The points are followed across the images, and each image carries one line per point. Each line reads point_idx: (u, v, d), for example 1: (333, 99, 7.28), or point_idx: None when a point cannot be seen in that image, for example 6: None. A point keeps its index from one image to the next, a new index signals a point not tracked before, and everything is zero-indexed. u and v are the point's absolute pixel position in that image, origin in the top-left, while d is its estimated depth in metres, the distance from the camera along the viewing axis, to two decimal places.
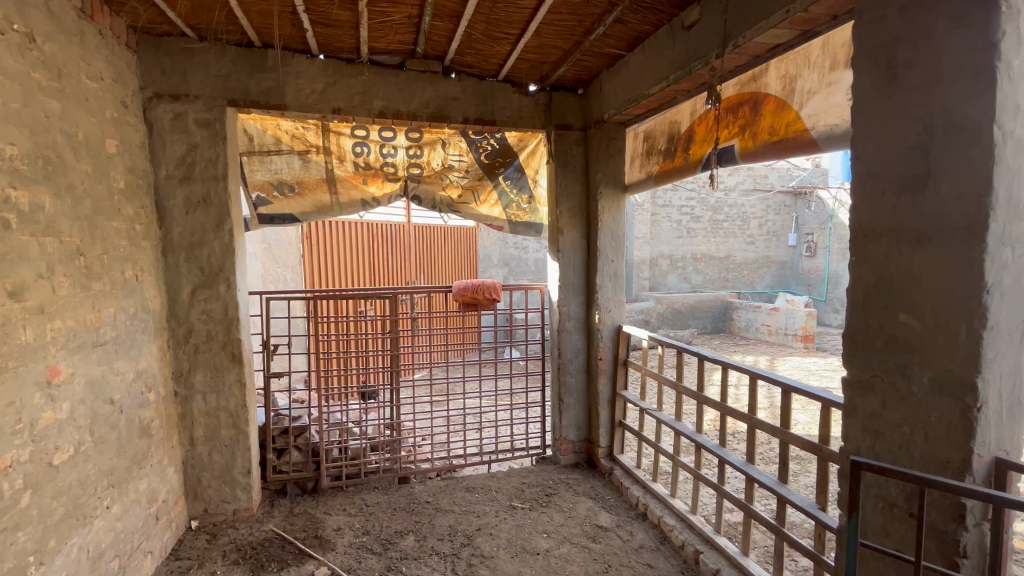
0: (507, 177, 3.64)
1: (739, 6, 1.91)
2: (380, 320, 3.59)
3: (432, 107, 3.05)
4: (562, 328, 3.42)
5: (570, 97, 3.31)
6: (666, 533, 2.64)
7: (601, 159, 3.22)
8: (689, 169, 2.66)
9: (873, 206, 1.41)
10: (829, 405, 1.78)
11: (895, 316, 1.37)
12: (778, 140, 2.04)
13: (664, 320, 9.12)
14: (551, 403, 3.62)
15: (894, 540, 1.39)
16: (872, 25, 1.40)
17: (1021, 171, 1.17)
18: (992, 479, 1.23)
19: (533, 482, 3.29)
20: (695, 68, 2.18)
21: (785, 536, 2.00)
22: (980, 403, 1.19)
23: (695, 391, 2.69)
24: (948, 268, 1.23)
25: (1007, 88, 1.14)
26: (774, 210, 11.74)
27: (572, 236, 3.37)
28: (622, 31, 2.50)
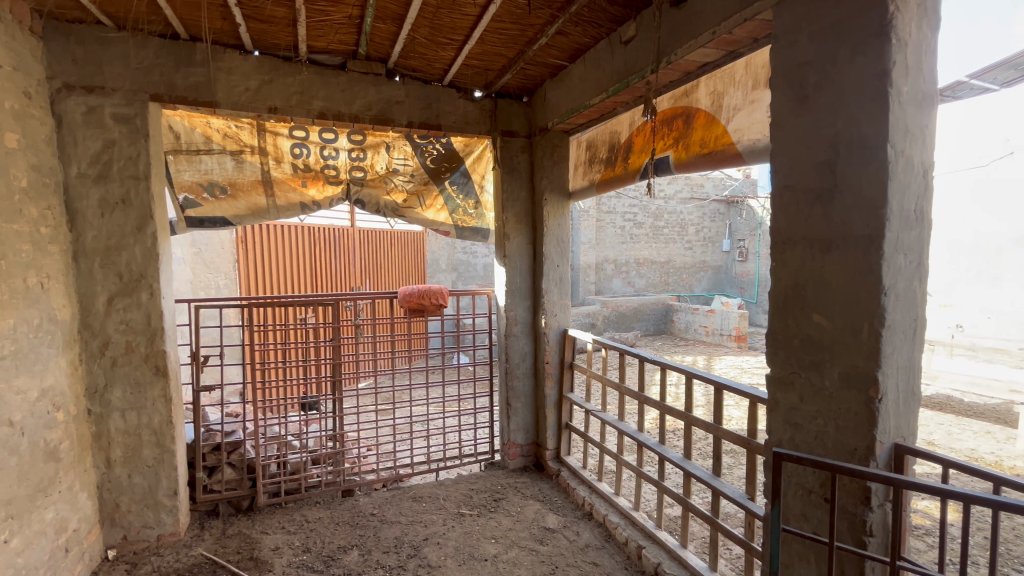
0: (453, 182, 3.63)
1: (671, 25, 2.02)
2: (322, 327, 3.46)
3: (375, 110, 2.99)
4: (510, 333, 3.44)
5: (515, 104, 3.36)
6: (611, 530, 2.71)
7: (546, 167, 3.28)
8: (628, 177, 2.76)
9: (791, 216, 1.53)
10: (755, 400, 1.91)
11: (810, 316, 1.48)
12: (708, 153, 2.17)
13: (610, 323, 9.37)
14: (499, 407, 3.63)
15: (812, 524, 1.51)
16: (786, 49, 1.52)
17: (911, 185, 1.31)
18: (892, 463, 1.36)
19: (481, 487, 3.29)
20: (632, 82, 2.27)
21: (719, 526, 2.11)
22: (881, 395, 1.31)
23: (636, 391, 2.79)
24: (853, 272, 1.35)
25: (899, 112, 1.27)
26: (709, 217, 12.41)
27: (518, 241, 3.40)
28: (564, 42, 2.57)
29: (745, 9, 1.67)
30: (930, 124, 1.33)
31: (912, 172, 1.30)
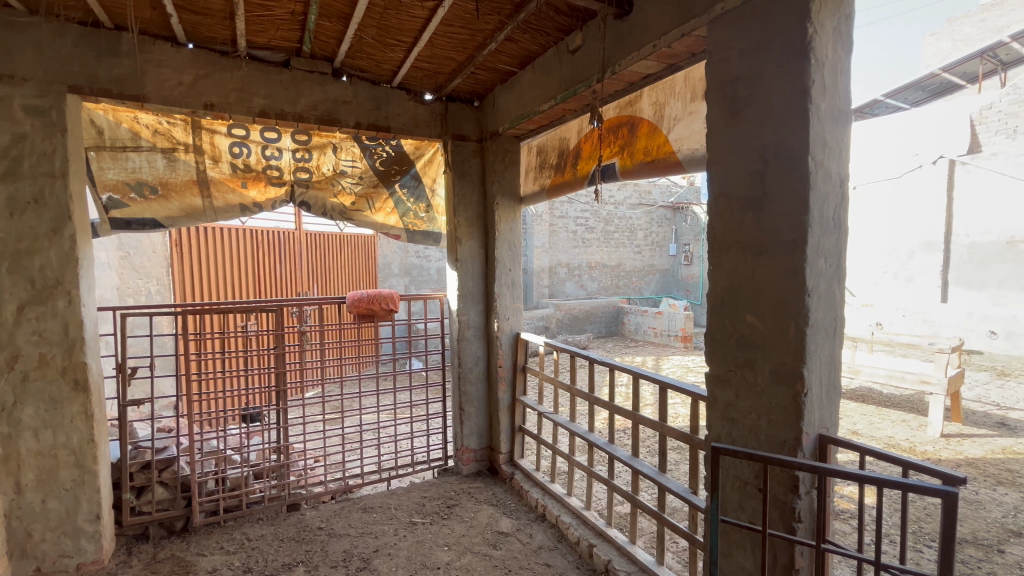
0: (403, 185, 3.58)
1: (615, 37, 2.09)
2: (265, 335, 3.31)
3: (321, 110, 2.91)
4: (462, 337, 3.42)
5: (466, 109, 3.36)
6: (563, 530, 2.75)
7: (497, 171, 3.29)
8: (577, 183, 2.82)
9: (725, 222, 1.62)
10: (697, 398, 1.99)
11: (744, 317, 1.57)
12: (652, 160, 2.25)
13: (563, 326, 9.52)
14: (452, 413, 3.59)
15: (748, 513, 1.59)
16: (719, 64, 1.61)
17: (830, 194, 1.42)
18: (817, 452, 1.46)
19: (434, 495, 3.24)
20: (579, 90, 2.33)
21: (665, 521, 2.18)
22: (807, 389, 1.41)
23: (586, 392, 2.84)
24: (781, 274, 1.45)
25: (818, 126, 1.37)
26: (657, 222, 12.91)
27: (470, 245, 3.40)
28: (513, 49, 2.60)
29: (682, 25, 1.75)
30: (846, 139, 1.45)
31: (830, 182, 1.41)
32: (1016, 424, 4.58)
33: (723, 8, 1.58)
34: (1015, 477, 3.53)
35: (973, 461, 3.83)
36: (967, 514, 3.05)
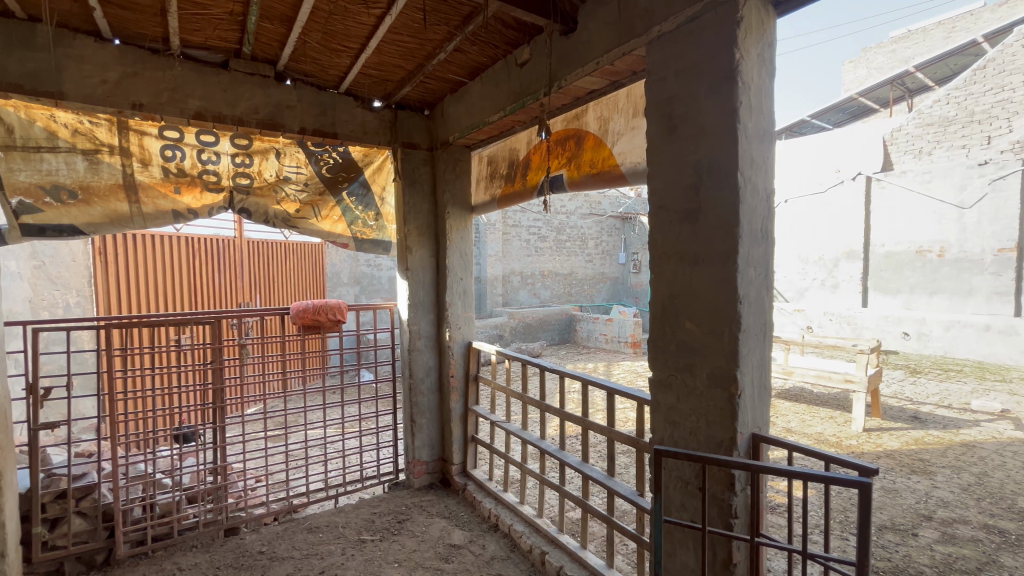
0: (351, 193, 3.49)
1: (560, 53, 2.15)
2: (200, 348, 3.11)
3: (263, 113, 2.80)
4: (413, 347, 3.37)
5: (416, 117, 3.35)
6: (516, 539, 2.74)
7: (448, 180, 3.29)
8: (526, 193, 2.86)
9: (664, 233, 1.70)
10: (642, 402, 2.05)
11: (683, 324, 1.64)
12: (598, 173, 2.33)
13: (517, 334, 9.57)
14: (403, 425, 3.52)
15: (689, 512, 1.65)
16: (657, 84, 1.70)
17: (758, 207, 1.52)
18: (750, 451, 1.55)
19: (384, 510, 3.15)
20: (527, 103, 2.38)
21: (615, 524, 2.22)
22: (740, 391, 1.49)
23: (537, 399, 2.85)
24: (715, 282, 1.53)
25: (745, 145, 1.47)
26: (607, 231, 13.29)
27: (421, 254, 3.36)
28: (462, 60, 2.62)
29: (622, 45, 1.83)
30: (771, 157, 1.56)
31: (757, 197, 1.51)
32: (926, 417, 5.04)
33: (660, 31, 1.67)
34: (926, 466, 3.88)
35: (890, 452, 4.17)
36: (885, 502, 3.31)
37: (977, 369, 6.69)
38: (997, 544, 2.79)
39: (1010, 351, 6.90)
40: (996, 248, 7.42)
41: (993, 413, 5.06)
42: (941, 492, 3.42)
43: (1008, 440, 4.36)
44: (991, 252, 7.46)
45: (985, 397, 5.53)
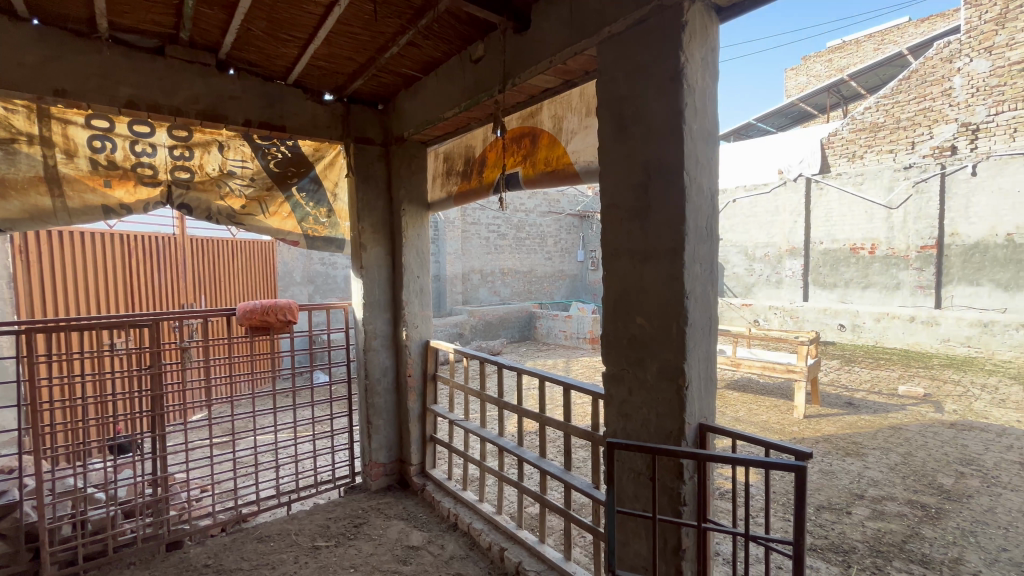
0: (301, 188, 3.37)
1: (514, 51, 2.16)
2: (137, 353, 2.92)
3: (203, 104, 2.65)
4: (369, 347, 3.30)
5: (369, 111, 3.27)
6: (475, 537, 2.74)
7: (403, 177, 3.23)
8: (483, 190, 2.85)
9: (616, 231, 1.73)
10: (596, 396, 2.10)
11: (634, 319, 1.69)
12: (552, 171, 2.35)
13: (476, 332, 9.54)
14: (360, 427, 3.44)
15: (641, 502, 1.70)
16: (608, 83, 1.73)
17: (703, 205, 1.57)
18: (698, 440, 1.61)
19: (339, 515, 3.06)
20: (482, 100, 2.37)
21: (572, 517, 2.25)
22: (688, 383, 1.55)
23: (495, 397, 2.85)
24: (663, 278, 1.58)
25: (690, 146, 1.52)
26: (565, 229, 13.45)
27: (376, 252, 3.29)
28: (416, 54, 2.58)
29: (575, 44, 1.85)
30: (715, 157, 1.62)
31: (703, 196, 1.57)
32: (859, 403, 5.41)
33: (610, 32, 1.70)
34: (858, 448, 4.17)
35: (828, 436, 4.45)
36: (822, 483, 3.53)
37: (903, 357, 7.23)
38: (918, 517, 3.03)
39: (932, 339, 7.45)
40: (919, 245, 8.04)
41: (917, 397, 5.50)
42: (872, 472, 3.68)
43: (929, 421, 4.75)
44: (915, 249, 8.07)
45: (911, 383, 5.99)
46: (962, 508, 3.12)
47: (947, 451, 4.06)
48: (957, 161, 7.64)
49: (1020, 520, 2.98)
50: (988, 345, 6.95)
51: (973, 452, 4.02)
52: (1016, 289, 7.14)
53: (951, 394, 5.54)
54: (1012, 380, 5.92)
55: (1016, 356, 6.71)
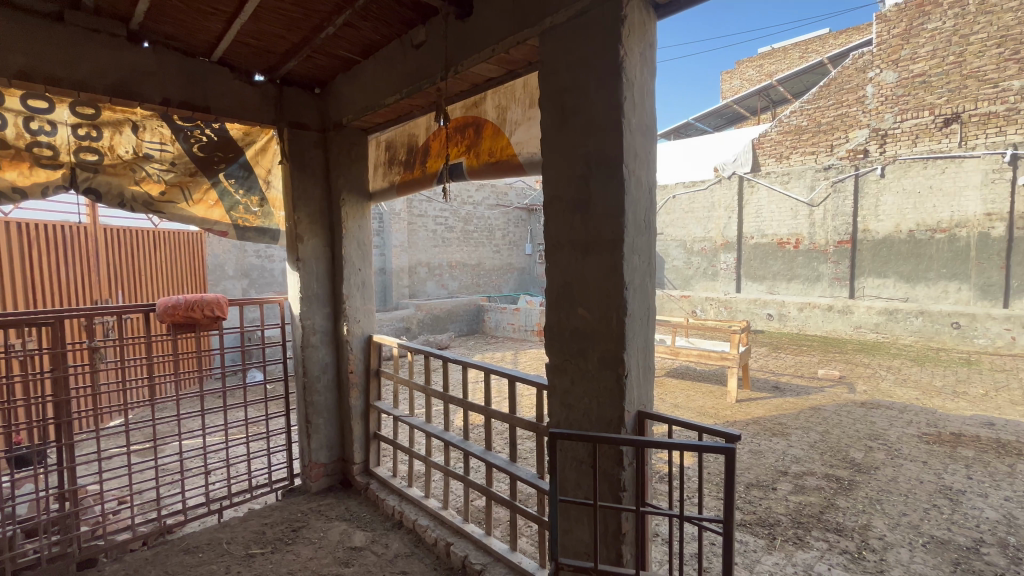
0: (230, 175, 3.16)
1: (456, 37, 2.10)
2: (37, 355, 2.61)
3: (111, 80, 2.40)
4: (307, 343, 3.15)
5: (305, 95, 3.10)
6: (421, 534, 2.69)
7: (342, 165, 3.09)
8: (426, 181, 2.79)
9: (558, 223, 1.74)
10: (539, 387, 2.10)
11: (576, 310, 1.70)
12: (496, 162, 2.33)
13: (424, 326, 9.39)
14: (298, 426, 3.29)
15: (584, 489, 1.73)
16: (550, 74, 1.72)
17: (642, 198, 1.61)
18: (637, 427, 1.65)
19: (276, 520, 2.91)
20: (423, 87, 2.31)
21: (517, 508, 2.25)
22: (627, 371, 1.59)
23: (439, 391, 2.79)
24: (604, 270, 1.60)
25: (629, 140, 1.55)
26: (513, 222, 13.49)
27: (313, 243, 3.14)
28: (354, 36, 2.46)
29: (517, 34, 1.83)
30: (653, 151, 1.66)
31: (641, 189, 1.60)
32: (783, 386, 5.82)
33: (552, 22, 1.70)
34: (783, 428, 4.48)
35: (757, 419, 4.75)
36: (751, 462, 3.77)
37: (822, 343, 7.84)
38: (834, 489, 3.30)
39: (847, 326, 8.10)
40: (837, 240, 8.72)
41: (833, 379, 5.99)
42: (794, 451, 3.97)
43: (844, 401, 5.20)
44: (834, 244, 8.75)
45: (829, 367, 6.51)
46: (870, 479, 3.44)
47: (858, 427, 4.45)
48: (868, 163, 8.35)
49: (918, 487, 3.32)
50: (893, 331, 7.67)
51: (879, 428, 4.43)
52: (917, 281, 7.94)
53: (862, 376, 6.08)
54: (913, 362, 6.57)
55: (916, 340, 7.45)
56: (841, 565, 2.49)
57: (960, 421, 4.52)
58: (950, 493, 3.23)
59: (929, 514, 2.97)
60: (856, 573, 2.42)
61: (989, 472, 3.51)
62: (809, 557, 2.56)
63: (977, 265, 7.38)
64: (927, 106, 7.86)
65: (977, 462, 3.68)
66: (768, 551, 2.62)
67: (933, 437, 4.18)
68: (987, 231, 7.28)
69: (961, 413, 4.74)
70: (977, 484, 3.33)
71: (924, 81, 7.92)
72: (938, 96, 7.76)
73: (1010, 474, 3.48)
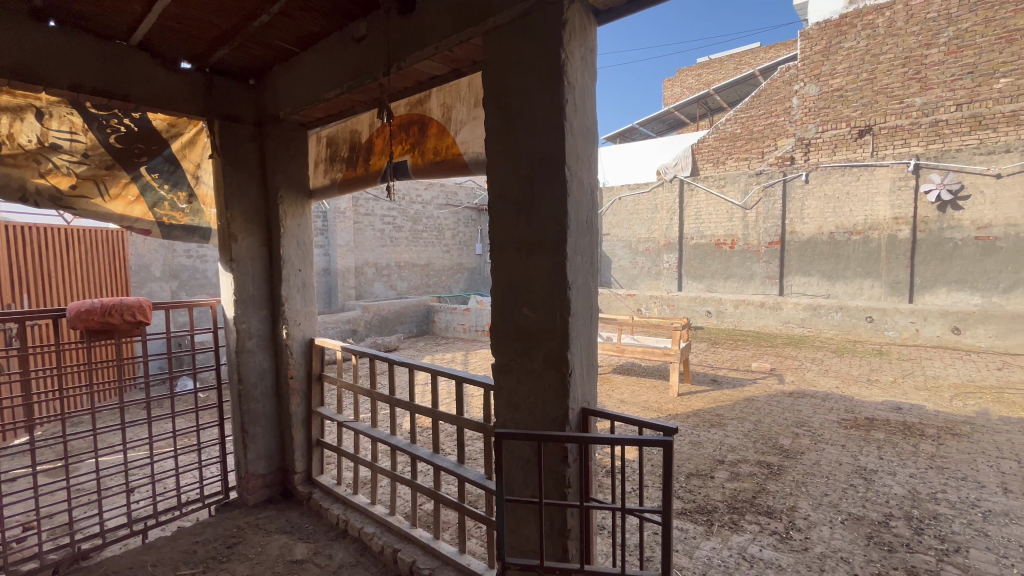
0: (152, 168, 2.95)
1: (399, 33, 2.06)
2: None
3: (8, 61, 2.14)
4: (242, 349, 2.98)
5: (238, 86, 2.94)
6: (366, 542, 2.61)
7: (280, 161, 2.95)
8: (370, 179, 2.72)
9: (503, 223, 1.74)
10: (486, 388, 2.09)
11: (522, 310, 1.71)
12: (441, 161, 2.30)
13: (371, 328, 9.15)
14: (233, 436, 3.10)
15: (530, 488, 1.75)
16: (494, 75, 1.72)
17: (584, 199, 1.64)
18: (581, 424, 1.69)
19: (209, 538, 2.73)
20: (365, 82, 2.25)
21: (465, 510, 2.23)
22: (571, 370, 1.61)
23: (385, 394, 2.72)
24: (548, 270, 1.62)
25: (571, 142, 1.57)
26: (463, 222, 13.42)
27: (248, 243, 2.97)
28: (290, 26, 2.35)
29: (461, 32, 1.82)
30: (595, 154, 1.70)
31: (583, 191, 1.63)
32: (721, 379, 6.15)
33: (495, 23, 1.69)
34: (720, 419, 4.73)
35: (697, 411, 4.98)
36: (691, 453, 3.95)
37: (755, 338, 8.34)
38: (765, 475, 3.52)
39: (777, 321, 8.65)
40: (768, 241, 9.31)
41: (765, 371, 6.40)
42: (730, 440, 4.20)
43: (774, 392, 5.56)
44: (765, 245, 9.33)
45: (761, 360, 6.94)
46: (796, 464, 3.69)
47: (787, 416, 4.78)
48: (795, 170, 8.96)
49: (837, 468, 3.61)
50: (817, 325, 8.27)
51: (805, 415, 4.77)
52: (837, 279, 8.63)
53: (790, 367, 6.53)
54: (834, 354, 7.13)
55: (836, 333, 8.06)
56: (771, 545, 2.66)
57: (873, 407, 4.96)
58: (865, 472, 3.54)
59: (847, 492, 3.24)
60: (784, 552, 2.59)
61: (897, 452, 3.88)
62: (743, 539, 2.72)
63: (887, 264, 8.13)
64: (844, 118, 8.55)
65: (887, 443, 4.05)
66: (706, 536, 2.75)
67: (850, 422, 4.55)
68: (895, 233, 8.02)
69: (874, 399, 5.20)
70: (887, 464, 3.67)
71: (842, 95, 8.61)
72: (853, 110, 8.46)
73: (914, 452, 3.86)
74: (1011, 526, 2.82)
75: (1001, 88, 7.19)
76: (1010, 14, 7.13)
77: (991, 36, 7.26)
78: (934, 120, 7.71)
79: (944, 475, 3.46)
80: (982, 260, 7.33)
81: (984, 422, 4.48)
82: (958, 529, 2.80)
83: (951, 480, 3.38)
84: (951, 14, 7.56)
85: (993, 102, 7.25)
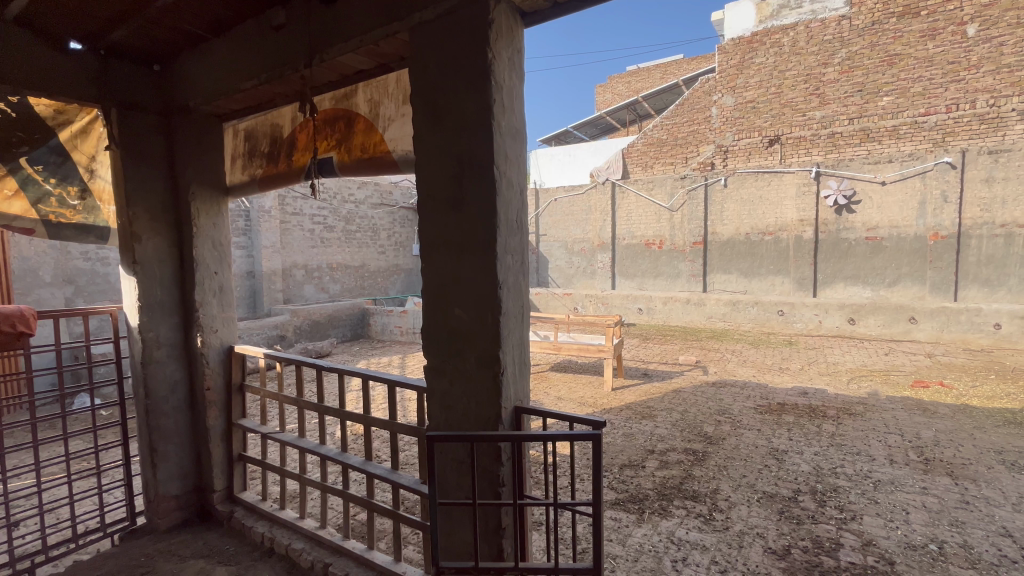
0: (35, 160, 2.64)
1: (320, 24, 1.97)
2: None
3: None
4: (149, 359, 2.72)
5: (140, 71, 2.67)
6: (295, 559, 2.46)
7: (190, 154, 2.72)
8: (294, 176, 2.59)
9: (433, 222, 1.71)
10: (421, 391, 2.04)
11: (453, 311, 1.69)
12: (369, 158, 2.24)
13: (301, 333, 8.69)
14: (142, 457, 2.84)
15: (465, 490, 1.73)
16: (421, 72, 1.69)
17: (513, 198, 1.65)
18: (515, 422, 1.70)
19: (112, 569, 2.47)
20: (286, 74, 2.13)
21: (400, 517, 2.16)
22: (503, 369, 1.61)
23: (312, 403, 2.57)
24: (479, 269, 1.61)
25: (499, 141, 1.58)
26: (400, 222, 13.10)
27: (154, 243, 2.71)
28: (197, 8, 2.17)
29: (386, 26, 1.77)
30: (523, 154, 1.71)
31: (513, 190, 1.65)
32: (652, 373, 6.44)
33: (422, 18, 1.67)
34: (650, 411, 4.97)
35: (629, 404, 5.18)
36: (624, 445, 4.10)
37: (682, 333, 8.80)
38: (691, 461, 3.74)
39: (702, 317, 9.18)
40: (692, 241, 9.87)
41: (691, 364, 6.79)
42: (660, 430, 4.41)
43: (700, 383, 5.91)
44: (689, 245, 9.89)
45: (688, 353, 7.36)
46: (718, 449, 3.95)
47: (710, 405, 5.10)
48: (715, 174, 9.55)
49: (754, 451, 3.90)
50: (736, 319, 8.87)
51: (726, 404, 5.12)
52: (752, 276, 9.33)
53: (713, 360, 6.97)
54: (751, 345, 7.69)
55: (753, 326, 8.70)
56: (697, 527, 2.82)
57: (784, 393, 5.42)
58: (778, 453, 3.85)
59: (762, 472, 3.52)
60: (708, 532, 2.76)
61: (804, 433, 4.25)
62: (671, 524, 2.86)
63: (794, 262, 8.89)
64: (756, 128, 9.27)
65: (796, 426, 4.43)
66: (638, 524, 2.87)
67: (764, 408, 4.94)
68: (800, 234, 8.80)
69: (784, 385, 5.68)
70: (796, 444, 4.01)
71: (754, 106, 9.31)
72: (764, 120, 9.18)
73: (817, 432, 4.26)
74: (896, 492, 3.19)
75: (884, 105, 8.13)
76: (890, 40, 8.06)
77: (876, 58, 8.17)
78: (831, 132, 8.58)
79: (842, 451, 3.85)
80: (871, 258, 8.26)
81: (874, 402, 5.04)
82: (854, 499, 3.12)
83: (848, 455, 3.77)
84: (844, 38, 8.44)
85: (879, 117, 8.19)
